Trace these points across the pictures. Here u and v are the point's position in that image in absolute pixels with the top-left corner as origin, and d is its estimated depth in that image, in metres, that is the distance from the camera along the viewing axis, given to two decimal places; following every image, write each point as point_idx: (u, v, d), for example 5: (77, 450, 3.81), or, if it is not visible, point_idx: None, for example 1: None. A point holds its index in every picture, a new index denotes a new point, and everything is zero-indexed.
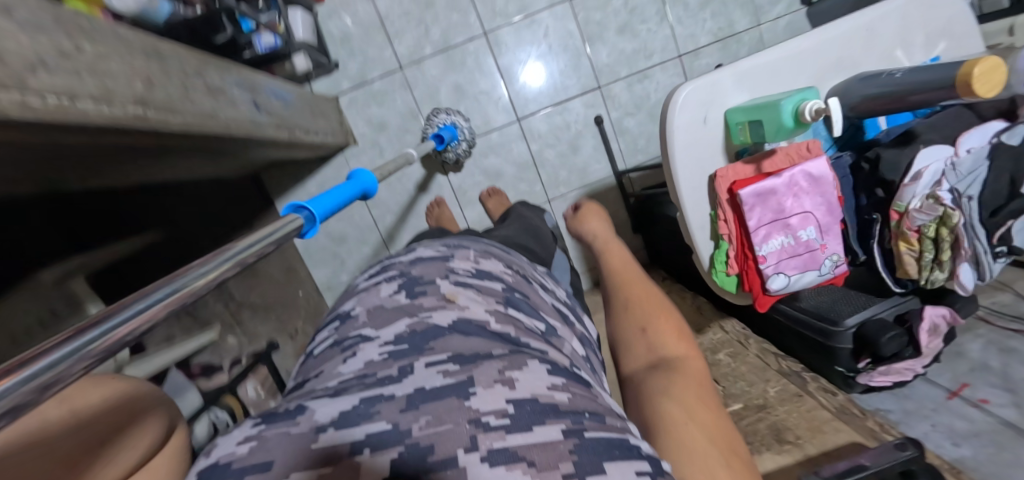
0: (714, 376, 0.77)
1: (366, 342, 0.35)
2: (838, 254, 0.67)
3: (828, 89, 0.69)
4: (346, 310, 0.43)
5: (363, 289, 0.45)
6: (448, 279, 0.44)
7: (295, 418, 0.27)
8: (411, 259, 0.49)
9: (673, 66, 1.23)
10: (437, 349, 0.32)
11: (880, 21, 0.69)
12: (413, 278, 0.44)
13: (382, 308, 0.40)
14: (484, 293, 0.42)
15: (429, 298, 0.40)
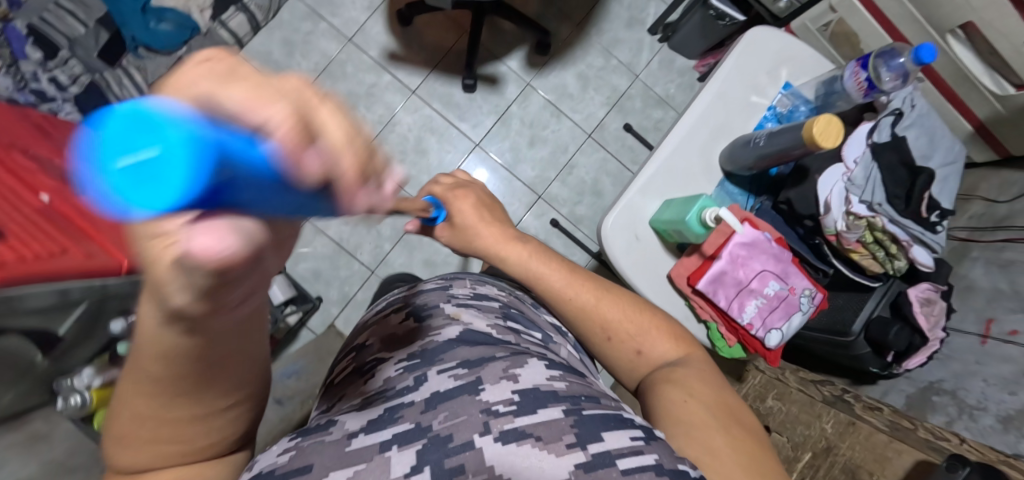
0: (775, 428, 0.81)
1: (382, 364, 0.48)
2: (808, 288, 0.72)
3: (717, 159, 0.77)
4: (360, 342, 0.56)
5: (375, 320, 0.60)
6: (452, 302, 0.58)
7: (327, 431, 0.39)
8: (420, 289, 0.63)
9: (589, 145, 1.36)
10: (448, 360, 0.46)
11: (726, 85, 0.77)
12: (420, 305, 0.58)
13: (394, 335, 0.53)
14: (485, 310, 0.56)
15: (437, 318, 0.54)
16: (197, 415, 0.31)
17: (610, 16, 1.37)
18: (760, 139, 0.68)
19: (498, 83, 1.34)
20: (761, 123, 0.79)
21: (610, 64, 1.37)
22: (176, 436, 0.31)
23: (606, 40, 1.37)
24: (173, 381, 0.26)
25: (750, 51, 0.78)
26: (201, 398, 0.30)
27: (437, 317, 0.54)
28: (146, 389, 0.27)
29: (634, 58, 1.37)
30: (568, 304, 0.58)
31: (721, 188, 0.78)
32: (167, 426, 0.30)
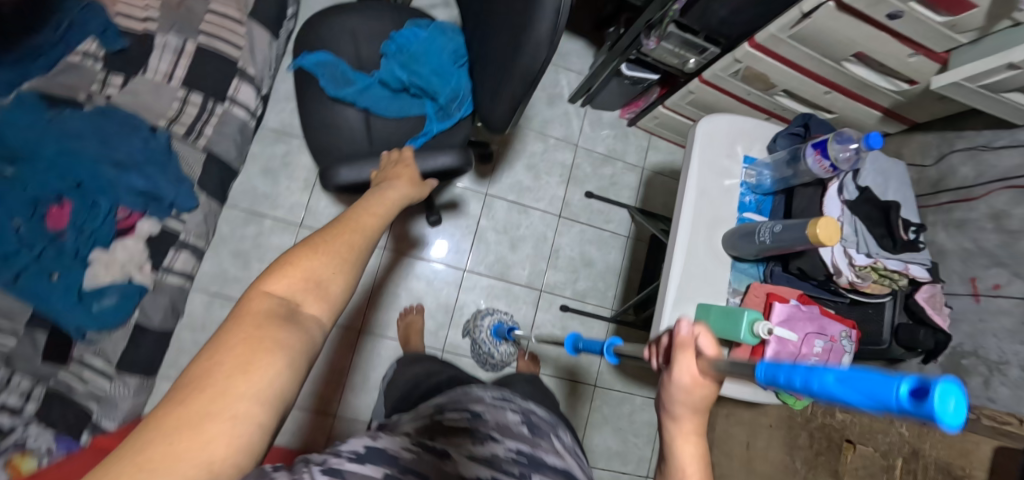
0: (856, 440, 0.91)
1: (493, 443, 0.53)
2: (844, 329, 0.81)
3: (721, 246, 0.85)
4: (478, 410, 0.61)
5: (492, 403, 0.63)
6: (554, 437, 0.62)
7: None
8: (530, 407, 0.66)
9: (564, 224, 1.43)
10: None
11: (701, 183, 0.85)
12: (532, 422, 0.61)
13: (507, 431, 0.57)
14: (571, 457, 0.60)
15: (547, 453, 0.56)
16: (294, 349, 0.36)
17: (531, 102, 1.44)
18: (765, 237, 0.75)
19: (460, 205, 1.36)
20: (741, 200, 0.87)
21: (550, 144, 1.44)
22: (252, 377, 0.33)
23: (537, 125, 1.44)
24: (310, 296, 0.41)
25: (706, 145, 0.86)
26: (308, 317, 0.40)
27: (548, 443, 0.58)
28: (294, 284, 0.40)
29: (567, 131, 1.46)
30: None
31: (734, 270, 0.85)
32: (257, 350, 0.34)
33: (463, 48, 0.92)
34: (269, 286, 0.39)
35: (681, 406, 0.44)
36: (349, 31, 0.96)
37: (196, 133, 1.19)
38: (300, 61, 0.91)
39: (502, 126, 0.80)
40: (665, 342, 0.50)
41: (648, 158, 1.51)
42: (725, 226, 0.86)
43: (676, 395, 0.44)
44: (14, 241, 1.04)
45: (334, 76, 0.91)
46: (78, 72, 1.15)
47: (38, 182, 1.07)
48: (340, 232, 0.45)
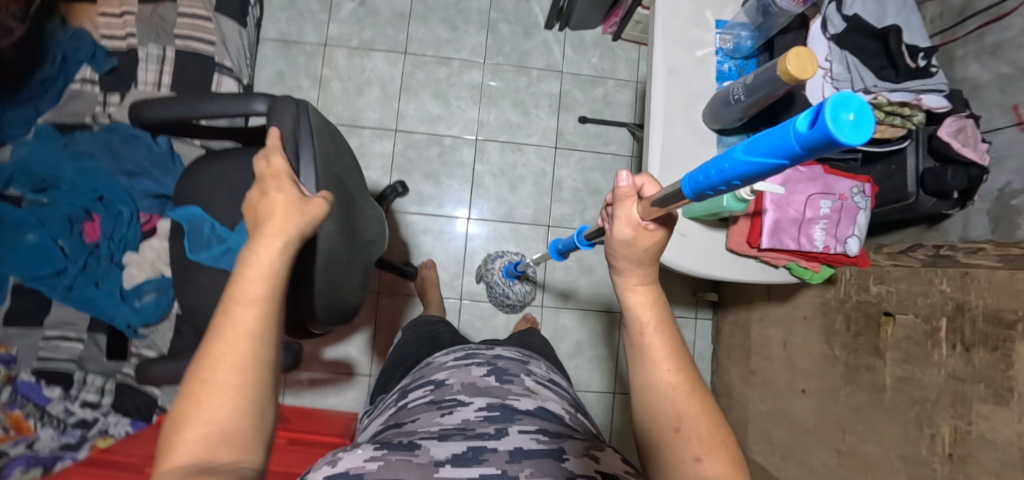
0: (895, 310, 0.82)
1: (461, 406, 0.59)
2: (855, 185, 0.73)
3: (703, 122, 0.79)
4: (439, 379, 0.69)
5: (453, 366, 0.73)
6: (530, 377, 0.72)
7: (413, 452, 0.48)
8: (492, 354, 0.78)
9: (561, 156, 1.38)
10: (525, 420, 0.55)
11: (670, 60, 0.79)
12: (499, 369, 0.71)
13: (473, 385, 0.65)
14: (558, 395, 0.71)
15: (514, 386, 0.66)
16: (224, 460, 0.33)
17: (506, 37, 1.39)
18: (740, 94, 0.70)
19: (453, 155, 1.36)
20: (719, 69, 0.80)
21: (533, 77, 1.39)
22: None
23: (516, 59, 1.39)
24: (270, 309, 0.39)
25: (670, 18, 0.79)
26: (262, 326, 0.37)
27: (515, 385, 0.67)
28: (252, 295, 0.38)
29: (550, 59, 1.39)
30: (652, 362, 0.47)
31: (722, 145, 0.79)
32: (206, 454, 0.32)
33: None
34: (240, 301, 0.36)
35: (629, 264, 0.47)
36: (222, 177, 0.90)
37: (191, 133, 1.25)
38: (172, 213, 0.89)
39: None
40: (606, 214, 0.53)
41: (641, 70, 1.41)
42: (703, 101, 0.79)
43: (623, 248, 0.46)
44: (60, 258, 1.19)
45: (200, 234, 0.87)
46: (80, 98, 1.25)
47: (66, 203, 1.20)
48: (269, 229, 0.41)
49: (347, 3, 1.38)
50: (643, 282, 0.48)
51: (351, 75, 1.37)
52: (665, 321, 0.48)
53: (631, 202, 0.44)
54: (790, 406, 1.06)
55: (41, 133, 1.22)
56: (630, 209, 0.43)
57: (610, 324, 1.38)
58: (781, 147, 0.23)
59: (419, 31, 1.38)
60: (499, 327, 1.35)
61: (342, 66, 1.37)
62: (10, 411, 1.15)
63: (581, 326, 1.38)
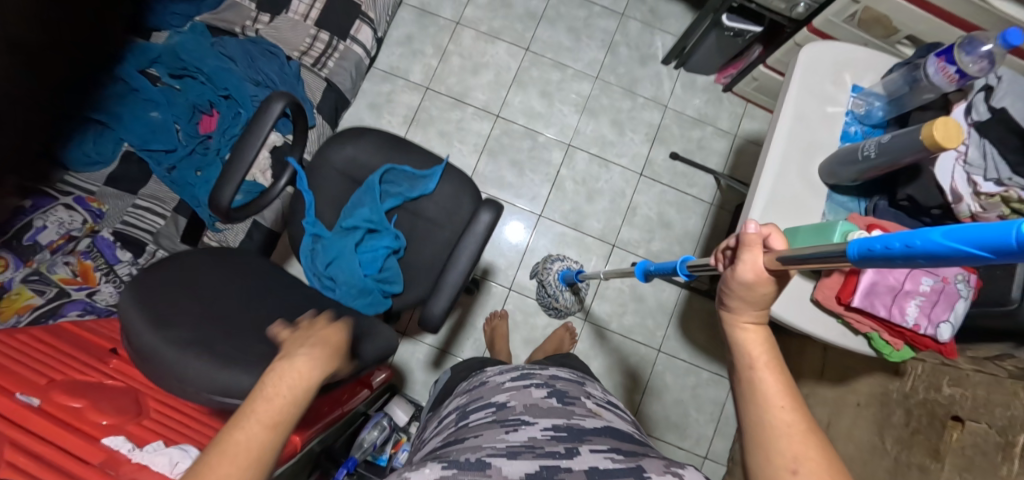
0: (969, 416, 0.78)
1: (527, 425, 0.54)
2: (960, 272, 0.72)
3: (817, 175, 0.81)
4: (500, 400, 0.63)
5: (511, 388, 0.66)
6: (589, 399, 0.66)
7: (485, 471, 0.45)
8: (550, 375, 0.72)
9: (644, 183, 1.42)
10: (596, 441, 0.52)
11: (799, 107, 0.82)
12: (559, 392, 0.65)
13: (536, 406, 0.60)
14: (622, 416, 0.64)
15: (578, 408, 0.61)
16: None
17: (623, 60, 1.46)
18: (869, 151, 0.72)
19: (543, 154, 1.42)
20: (845, 129, 0.82)
21: (638, 103, 1.45)
22: None
23: (627, 83, 1.45)
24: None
25: (809, 70, 0.83)
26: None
27: (578, 407, 0.61)
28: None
29: (658, 91, 1.45)
30: (765, 399, 0.44)
31: (830, 201, 0.80)
32: None
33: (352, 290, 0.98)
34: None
35: (740, 301, 0.49)
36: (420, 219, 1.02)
37: (320, 64, 1.36)
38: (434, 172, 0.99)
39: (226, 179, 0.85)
40: (727, 256, 0.56)
41: (742, 125, 1.44)
42: (823, 153, 0.81)
43: (743, 289, 0.48)
44: (173, 139, 1.30)
45: (405, 180, 1.00)
46: (236, 10, 1.38)
47: (196, 93, 1.32)
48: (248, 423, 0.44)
49: None
50: (754, 321, 0.50)
51: (472, 54, 1.47)
52: (776, 360, 0.47)
53: (759, 248, 0.47)
54: None
55: (195, 29, 1.35)
56: (757, 254, 0.47)
57: (645, 357, 1.36)
58: (972, 240, 0.25)
59: (545, 33, 1.47)
60: (538, 327, 1.36)
61: (467, 45, 1.47)
62: (83, 259, 1.24)
63: (615, 350, 1.36)
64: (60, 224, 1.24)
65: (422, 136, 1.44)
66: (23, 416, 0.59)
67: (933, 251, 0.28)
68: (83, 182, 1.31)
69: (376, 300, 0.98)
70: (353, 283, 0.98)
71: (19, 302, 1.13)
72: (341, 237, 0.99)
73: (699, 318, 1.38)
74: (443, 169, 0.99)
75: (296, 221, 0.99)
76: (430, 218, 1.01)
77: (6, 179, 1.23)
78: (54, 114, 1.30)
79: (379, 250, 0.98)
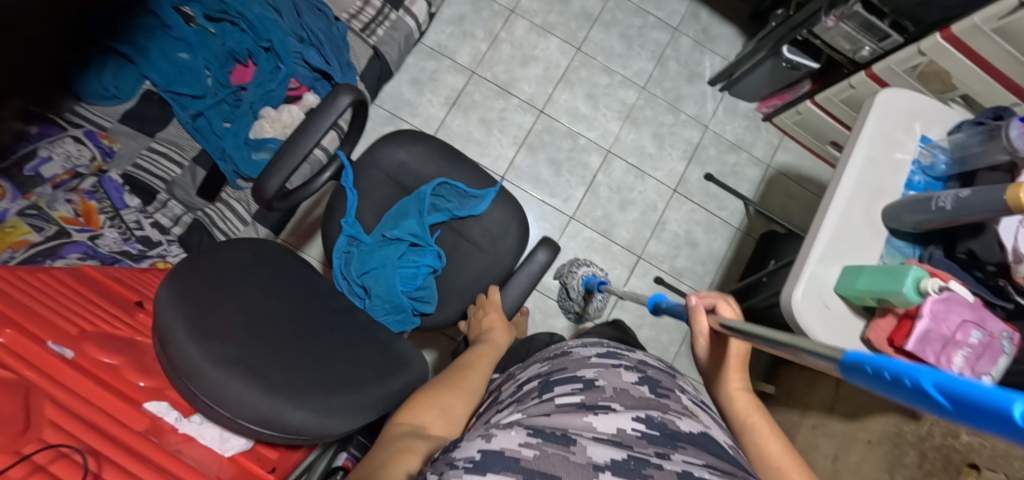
0: (985, 465, 0.82)
1: (616, 414, 0.36)
2: (1005, 330, 0.75)
3: (880, 218, 0.83)
4: (581, 376, 0.42)
5: (593, 360, 0.45)
6: (686, 394, 0.45)
7: (569, 446, 0.32)
8: (642, 357, 0.50)
9: (676, 199, 1.43)
10: (692, 449, 0.34)
11: (871, 150, 0.84)
12: (653, 378, 0.44)
13: (627, 391, 0.40)
14: (726, 428, 0.43)
15: (675, 403, 0.41)
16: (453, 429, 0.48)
17: (670, 75, 1.47)
18: (945, 203, 0.74)
19: (582, 157, 1.42)
20: (910, 177, 0.85)
21: (680, 119, 1.45)
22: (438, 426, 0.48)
23: (672, 98, 1.46)
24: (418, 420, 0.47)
25: (884, 115, 0.85)
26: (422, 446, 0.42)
27: (677, 403, 0.41)
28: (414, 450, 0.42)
29: (700, 110, 1.46)
30: (751, 434, 0.53)
31: (889, 244, 0.83)
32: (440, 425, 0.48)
33: (381, 307, 0.89)
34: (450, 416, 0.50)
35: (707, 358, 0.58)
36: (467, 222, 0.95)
37: (369, 31, 1.30)
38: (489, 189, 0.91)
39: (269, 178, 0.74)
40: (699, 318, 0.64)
41: (776, 156, 1.47)
42: (887, 197, 0.84)
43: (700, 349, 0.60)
44: (203, 85, 1.22)
45: (458, 197, 0.91)
46: None
47: (234, 39, 1.23)
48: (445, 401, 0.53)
49: None
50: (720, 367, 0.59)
51: (523, 46, 1.44)
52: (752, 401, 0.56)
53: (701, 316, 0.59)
54: None
55: None
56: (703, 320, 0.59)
57: None
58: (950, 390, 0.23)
59: (598, 36, 1.46)
60: (555, 328, 1.34)
61: (518, 35, 1.44)
62: (87, 199, 1.15)
63: None
64: (67, 157, 1.13)
65: (462, 120, 1.40)
66: (56, 370, 0.53)
67: (954, 395, 0.23)
68: (96, 118, 1.21)
69: (405, 318, 0.90)
70: (387, 296, 0.88)
71: (14, 236, 1.02)
72: (381, 246, 0.89)
73: None
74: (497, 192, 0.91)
75: (334, 219, 0.88)
76: (475, 236, 0.92)
77: (10, 101, 1.12)
78: (72, 38, 1.20)
79: (419, 267, 0.89)
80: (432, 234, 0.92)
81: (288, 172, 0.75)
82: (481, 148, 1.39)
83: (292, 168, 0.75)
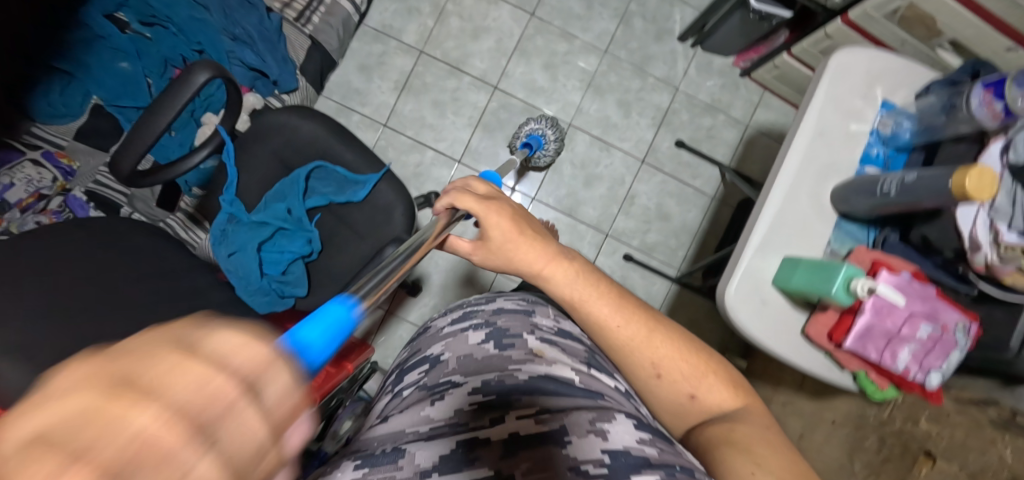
0: (941, 455, 0.78)
1: (454, 387, 0.50)
2: (962, 321, 0.68)
3: (830, 199, 0.75)
4: (436, 355, 0.58)
5: (449, 335, 0.61)
6: (534, 336, 0.58)
7: (397, 463, 0.40)
8: (495, 309, 0.65)
9: (645, 171, 1.36)
10: (524, 402, 0.46)
11: (822, 123, 0.74)
12: (500, 329, 0.59)
13: (469, 357, 0.54)
14: (569, 353, 0.56)
15: (517, 351, 0.54)
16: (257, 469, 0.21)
17: (637, 33, 1.34)
18: (889, 187, 0.66)
19: None
20: (868, 150, 0.76)
21: (648, 84, 1.34)
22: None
23: (639, 59, 1.34)
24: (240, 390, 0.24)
25: (838, 80, 0.74)
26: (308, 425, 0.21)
27: (517, 350, 0.55)
28: (35, 455, 0.13)
29: (670, 71, 1.35)
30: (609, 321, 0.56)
31: (838, 229, 0.75)
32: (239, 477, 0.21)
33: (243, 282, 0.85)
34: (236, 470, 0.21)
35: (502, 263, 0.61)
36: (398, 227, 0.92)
37: (304, 19, 1.24)
38: (372, 175, 0.88)
39: (116, 168, 0.77)
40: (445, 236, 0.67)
41: (756, 115, 1.36)
42: (840, 176, 0.75)
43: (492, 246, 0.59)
44: (145, 96, 1.20)
45: (338, 184, 0.90)
46: None
47: (168, 45, 1.21)
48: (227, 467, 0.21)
49: None
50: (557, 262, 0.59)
51: (472, 17, 1.34)
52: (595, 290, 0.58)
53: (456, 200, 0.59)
54: None
55: None
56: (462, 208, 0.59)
57: None
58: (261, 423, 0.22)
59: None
60: None
61: (467, 5, 1.34)
62: (55, 219, 1.19)
63: None
64: (28, 181, 1.17)
65: (414, 104, 1.34)
66: None
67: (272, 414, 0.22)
68: (52, 136, 1.23)
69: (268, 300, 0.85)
70: (245, 277, 0.85)
71: None
72: (251, 229, 0.86)
73: (686, 313, 1.37)
74: (379, 177, 0.88)
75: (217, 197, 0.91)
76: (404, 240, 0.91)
77: None
78: None
79: (284, 253, 0.86)
80: (312, 219, 0.90)
81: (139, 153, 0.77)
82: (435, 133, 1.34)
83: (139, 154, 0.77)
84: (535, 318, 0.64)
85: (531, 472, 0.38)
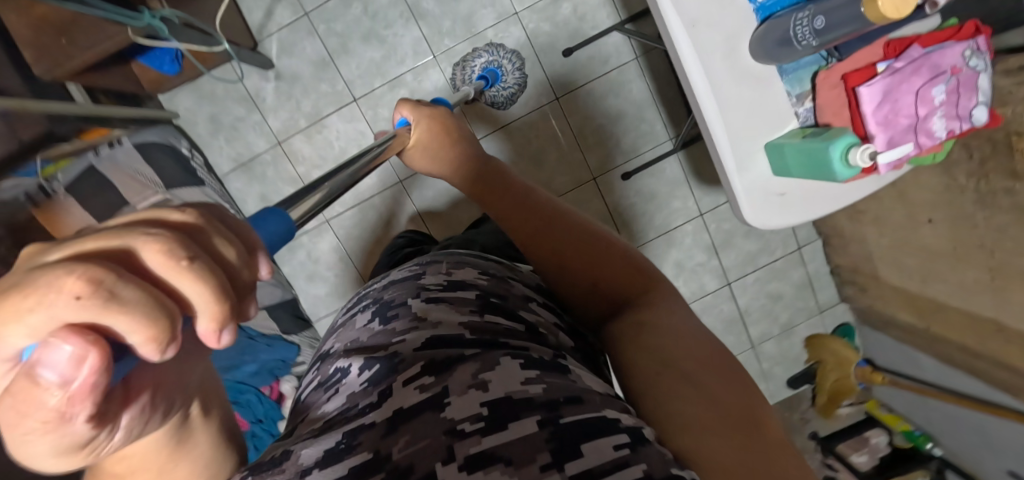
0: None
1: (344, 377, 0.41)
2: (964, 47, 0.60)
3: (755, 62, 0.67)
4: (332, 347, 0.51)
5: (344, 325, 0.54)
6: (421, 296, 0.49)
7: (280, 466, 0.31)
8: (387, 285, 0.57)
9: (566, 102, 1.26)
10: (412, 363, 0.38)
11: (687, 14, 0.63)
12: (386, 304, 0.51)
13: (359, 339, 0.47)
14: (457, 305, 0.47)
15: (400, 319, 0.46)
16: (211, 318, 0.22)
17: (440, 13, 1.20)
18: (809, 38, 0.62)
19: None
20: None
21: (493, 38, 1.22)
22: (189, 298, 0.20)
23: (464, 30, 1.21)
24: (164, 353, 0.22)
25: None
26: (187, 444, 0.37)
27: (403, 315, 0.47)
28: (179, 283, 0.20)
29: (496, 8, 1.20)
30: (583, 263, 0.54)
31: (785, 77, 0.68)
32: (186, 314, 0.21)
33: None
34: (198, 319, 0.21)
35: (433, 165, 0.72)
36: None
37: None
38: None
39: None
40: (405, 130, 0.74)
41: None
42: (744, 36, 0.66)
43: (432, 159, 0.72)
44: None
45: None
46: None
47: None
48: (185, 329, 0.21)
49: (264, 84, 1.22)
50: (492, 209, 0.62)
51: (324, 154, 1.26)
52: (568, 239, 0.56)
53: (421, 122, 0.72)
54: (919, 234, 1.03)
55: None
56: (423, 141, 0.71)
57: (697, 231, 1.36)
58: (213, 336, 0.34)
59: (352, 67, 1.21)
60: None
61: (310, 153, 1.26)
62: None
63: (671, 246, 1.36)
64: None
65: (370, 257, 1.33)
66: None
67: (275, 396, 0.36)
68: None
69: None
70: None
71: None
72: None
73: (712, 159, 1.31)
74: None
75: None
76: None
77: None
78: None
79: None
80: None
81: None
82: None
83: None
84: (429, 272, 0.57)
85: (410, 445, 0.30)
